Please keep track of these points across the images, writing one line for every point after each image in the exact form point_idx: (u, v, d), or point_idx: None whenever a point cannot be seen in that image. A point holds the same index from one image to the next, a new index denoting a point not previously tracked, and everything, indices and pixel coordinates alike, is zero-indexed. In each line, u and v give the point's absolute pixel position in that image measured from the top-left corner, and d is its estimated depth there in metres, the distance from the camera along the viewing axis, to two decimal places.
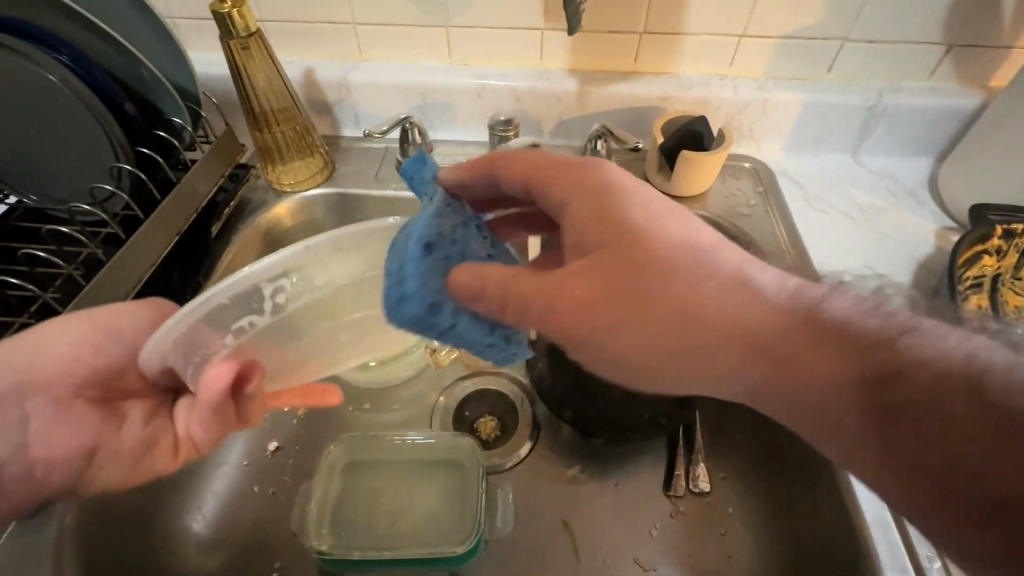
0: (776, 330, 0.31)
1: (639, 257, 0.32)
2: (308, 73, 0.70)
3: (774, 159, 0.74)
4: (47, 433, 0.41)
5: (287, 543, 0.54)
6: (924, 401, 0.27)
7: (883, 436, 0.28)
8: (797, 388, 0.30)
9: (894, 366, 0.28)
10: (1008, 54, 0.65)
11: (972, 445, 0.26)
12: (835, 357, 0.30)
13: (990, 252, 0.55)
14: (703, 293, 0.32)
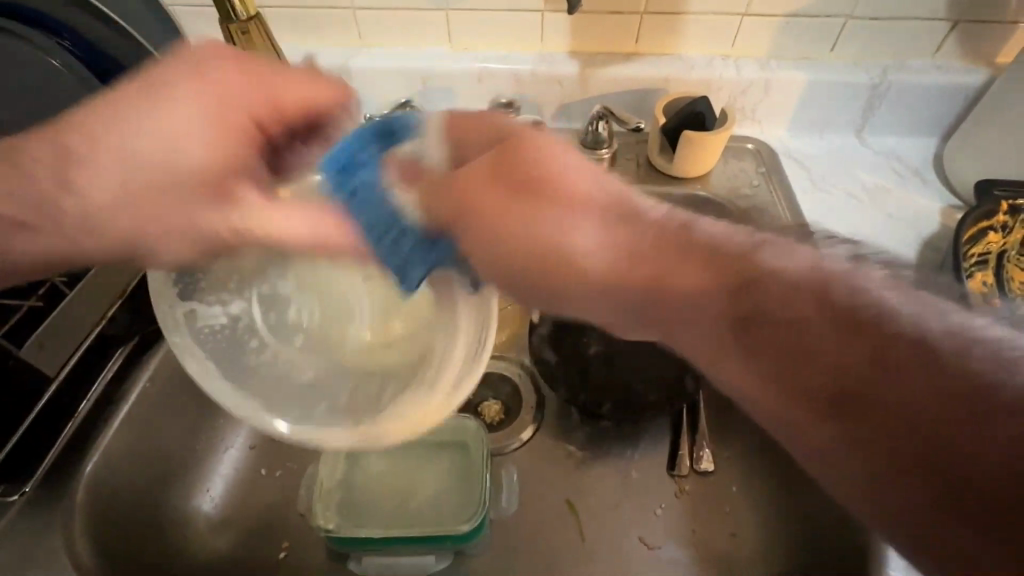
0: (661, 254, 0.29)
1: (556, 195, 0.31)
2: (309, 60, 0.70)
3: (778, 140, 0.73)
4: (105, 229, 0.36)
5: (293, 523, 0.54)
6: (788, 312, 0.26)
7: (818, 397, 0.25)
8: (664, 301, 0.29)
9: (761, 283, 0.27)
10: (1015, 29, 0.65)
11: (835, 354, 0.25)
12: (710, 271, 0.28)
13: (996, 227, 0.55)
14: (569, 220, 0.31)
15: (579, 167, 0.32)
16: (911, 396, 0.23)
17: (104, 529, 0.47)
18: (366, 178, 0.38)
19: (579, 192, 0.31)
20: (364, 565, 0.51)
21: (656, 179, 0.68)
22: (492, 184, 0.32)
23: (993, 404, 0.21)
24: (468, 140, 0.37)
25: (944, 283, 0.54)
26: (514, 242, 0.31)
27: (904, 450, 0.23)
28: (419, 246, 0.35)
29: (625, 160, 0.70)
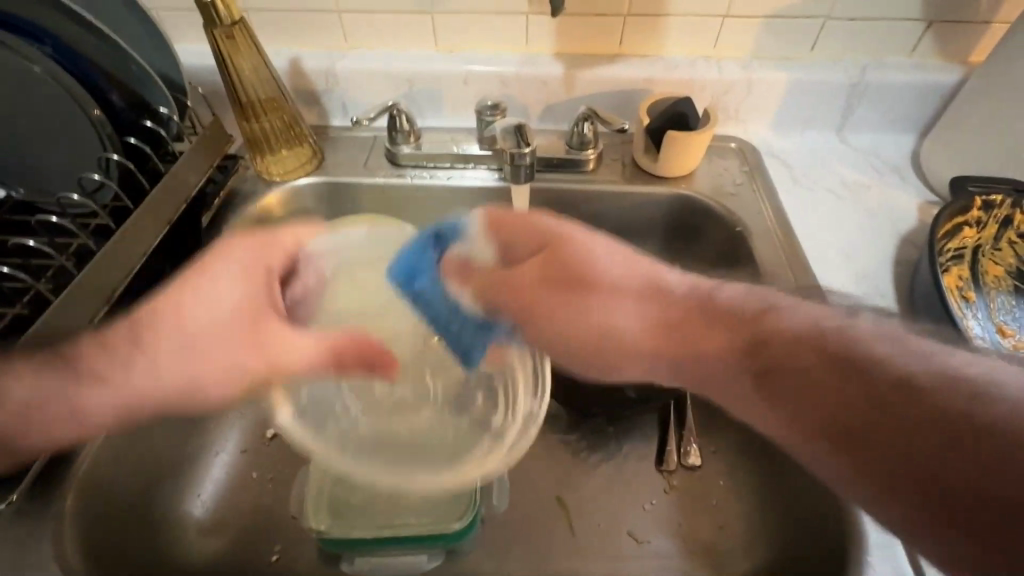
0: (707, 340, 0.42)
1: (581, 277, 0.45)
2: (294, 63, 0.70)
3: (761, 139, 0.74)
4: (150, 375, 0.41)
5: (286, 525, 0.55)
6: (808, 373, 0.36)
7: (858, 457, 0.33)
8: (693, 358, 0.42)
9: (772, 347, 0.39)
10: (988, 29, 0.66)
11: (862, 409, 0.33)
12: (719, 344, 0.41)
13: (970, 223, 0.56)
14: (612, 310, 0.45)
15: (604, 251, 0.46)
16: (872, 420, 0.33)
17: (94, 533, 0.46)
18: (428, 286, 0.48)
19: (585, 269, 0.45)
20: (356, 566, 0.51)
21: (640, 178, 0.69)
22: (536, 284, 0.46)
23: (942, 423, 0.31)
24: (512, 240, 0.48)
25: (921, 276, 0.55)
26: (559, 324, 0.46)
27: (885, 464, 0.32)
28: (475, 332, 0.50)
29: (610, 160, 0.71)
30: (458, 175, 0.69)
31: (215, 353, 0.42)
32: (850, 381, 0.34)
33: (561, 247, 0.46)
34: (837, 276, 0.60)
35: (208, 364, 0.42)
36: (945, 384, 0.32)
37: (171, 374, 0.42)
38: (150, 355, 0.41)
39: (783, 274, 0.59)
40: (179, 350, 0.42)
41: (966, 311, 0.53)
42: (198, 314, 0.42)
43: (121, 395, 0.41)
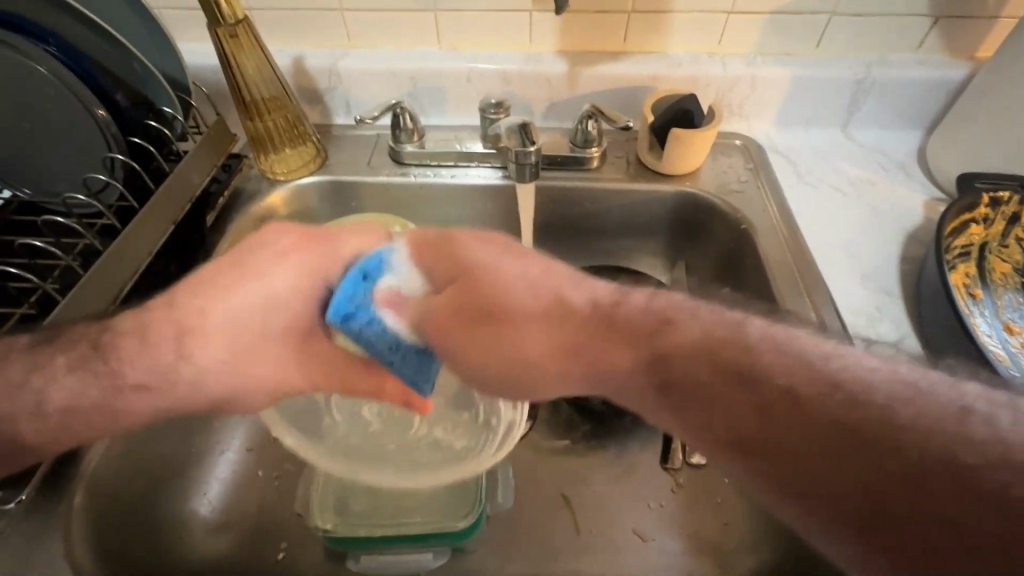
0: (610, 348, 0.38)
1: (495, 304, 0.41)
2: (298, 62, 0.70)
3: (765, 136, 0.74)
4: (217, 365, 0.44)
5: (292, 524, 0.55)
6: (724, 393, 0.33)
7: (780, 482, 0.31)
8: (614, 383, 0.38)
9: (670, 361, 0.35)
10: (995, 24, 0.66)
11: (789, 436, 0.31)
12: (636, 351, 0.37)
13: (977, 220, 0.56)
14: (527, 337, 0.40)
15: (530, 285, 0.41)
16: (800, 451, 0.30)
17: (101, 531, 0.47)
18: (366, 320, 0.45)
19: (505, 290, 0.41)
20: (363, 564, 0.51)
21: (644, 176, 0.69)
22: (453, 290, 0.43)
23: (908, 461, 0.28)
24: (429, 267, 0.45)
25: (927, 273, 0.54)
26: (478, 346, 0.41)
27: (817, 490, 0.29)
28: (416, 363, 0.46)
29: (614, 158, 0.71)
30: (462, 173, 0.69)
31: (270, 360, 0.47)
32: (811, 408, 0.31)
33: (467, 268, 0.43)
34: (843, 274, 0.60)
35: (274, 369, 0.47)
36: (932, 428, 0.29)
37: (240, 366, 0.45)
38: (223, 345, 0.44)
39: (788, 272, 0.59)
40: (245, 346, 0.45)
41: (973, 309, 0.53)
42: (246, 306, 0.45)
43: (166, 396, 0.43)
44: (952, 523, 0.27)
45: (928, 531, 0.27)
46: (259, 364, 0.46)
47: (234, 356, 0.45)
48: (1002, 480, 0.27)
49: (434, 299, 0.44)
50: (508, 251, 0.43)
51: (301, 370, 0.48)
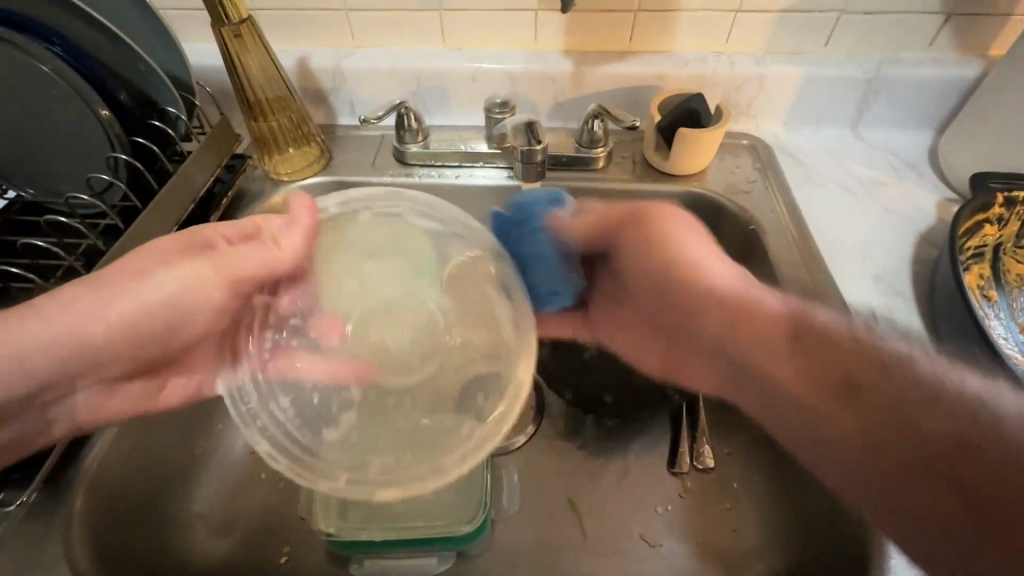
0: (758, 309, 0.42)
1: (652, 270, 0.47)
2: (302, 62, 0.70)
3: (773, 136, 0.73)
4: (91, 305, 0.42)
5: (295, 527, 0.55)
6: (846, 356, 0.38)
7: (891, 459, 0.35)
8: (747, 332, 0.42)
9: (813, 337, 0.40)
10: (1008, 21, 0.65)
11: (924, 420, 0.35)
12: (780, 305, 0.42)
13: (992, 220, 0.54)
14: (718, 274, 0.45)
15: (703, 250, 0.46)
16: (902, 422, 0.36)
17: (104, 532, 0.46)
18: (535, 232, 0.53)
19: (685, 256, 0.46)
20: (367, 568, 0.51)
21: (651, 176, 0.68)
22: (646, 239, 0.47)
23: (955, 434, 0.34)
24: (598, 219, 0.52)
25: (941, 275, 0.53)
26: (633, 260, 0.49)
27: (917, 455, 0.35)
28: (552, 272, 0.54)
29: (620, 158, 0.70)
30: (467, 174, 0.69)
31: (171, 273, 0.45)
32: (907, 385, 0.36)
33: (655, 223, 0.47)
34: (854, 275, 0.59)
35: (174, 283, 0.45)
36: (936, 395, 0.36)
37: (122, 301, 0.43)
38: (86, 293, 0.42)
39: (798, 273, 0.58)
40: (155, 279, 0.44)
41: (987, 310, 0.52)
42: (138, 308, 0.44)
43: (47, 339, 0.41)
44: (985, 491, 0.33)
45: (944, 460, 0.34)
46: (162, 282, 0.44)
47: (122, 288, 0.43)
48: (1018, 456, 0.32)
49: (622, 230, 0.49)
50: (704, 240, 0.47)
51: (190, 279, 0.45)
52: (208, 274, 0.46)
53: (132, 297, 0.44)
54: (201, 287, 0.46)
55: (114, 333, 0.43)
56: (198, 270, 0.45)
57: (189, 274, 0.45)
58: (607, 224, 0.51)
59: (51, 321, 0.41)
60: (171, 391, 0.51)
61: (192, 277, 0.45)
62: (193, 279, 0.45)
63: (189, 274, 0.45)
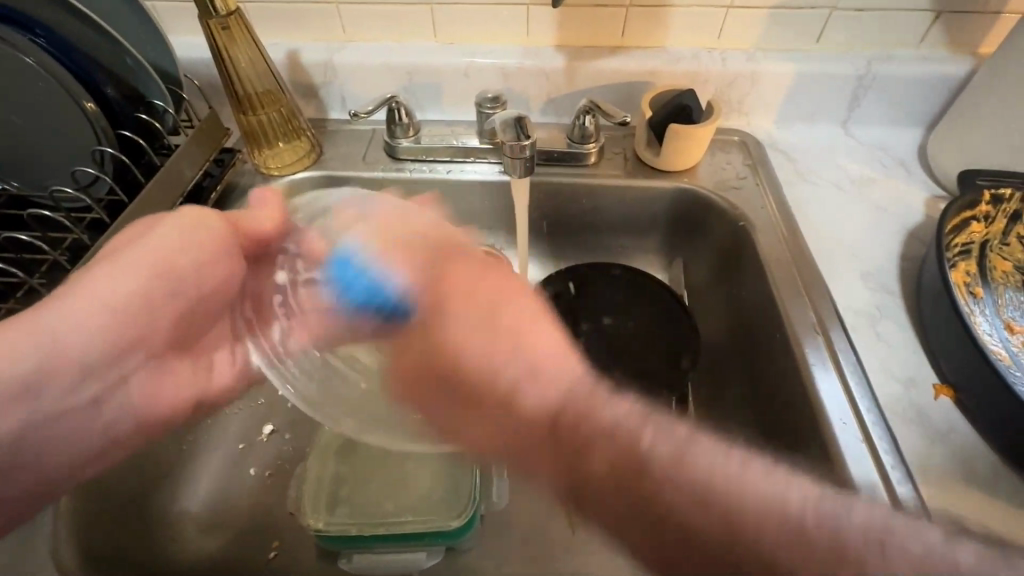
0: (584, 399, 0.42)
1: (470, 337, 0.42)
2: (292, 55, 0.69)
3: (765, 133, 0.73)
4: (119, 286, 0.43)
5: (284, 523, 0.55)
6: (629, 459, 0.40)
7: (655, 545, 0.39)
8: (537, 429, 0.42)
9: (590, 455, 0.40)
10: (997, 20, 0.65)
11: (703, 539, 0.38)
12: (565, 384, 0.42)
13: (978, 218, 0.55)
14: (513, 356, 0.42)
15: (534, 343, 0.42)
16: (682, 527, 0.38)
17: (90, 530, 0.46)
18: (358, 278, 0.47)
19: (524, 328, 0.42)
20: (355, 563, 0.51)
21: (642, 172, 0.68)
22: (465, 292, 0.44)
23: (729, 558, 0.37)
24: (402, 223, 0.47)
25: (928, 272, 0.54)
26: (475, 301, 0.43)
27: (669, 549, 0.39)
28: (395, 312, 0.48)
29: (612, 154, 0.70)
30: (458, 169, 0.69)
31: (183, 243, 0.46)
32: (674, 509, 0.38)
33: (453, 273, 0.44)
34: (842, 271, 0.60)
35: (188, 251, 0.46)
36: (748, 517, 0.37)
37: (145, 279, 0.44)
38: (113, 275, 0.42)
39: (788, 269, 0.58)
40: (172, 254, 0.45)
41: (973, 306, 0.52)
42: (158, 277, 0.45)
43: (87, 328, 0.42)
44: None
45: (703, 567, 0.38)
46: (181, 253, 0.45)
47: (142, 266, 0.44)
48: (841, 551, 0.34)
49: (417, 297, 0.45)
50: (489, 319, 0.42)
51: (205, 248, 0.47)
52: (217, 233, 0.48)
53: (155, 275, 0.44)
54: (213, 255, 0.47)
55: (146, 309, 0.44)
56: (191, 231, 0.46)
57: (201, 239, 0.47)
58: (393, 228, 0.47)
59: (84, 307, 0.41)
60: (217, 370, 0.53)
61: (202, 240, 0.47)
62: (202, 243, 0.47)
63: (201, 242, 0.47)
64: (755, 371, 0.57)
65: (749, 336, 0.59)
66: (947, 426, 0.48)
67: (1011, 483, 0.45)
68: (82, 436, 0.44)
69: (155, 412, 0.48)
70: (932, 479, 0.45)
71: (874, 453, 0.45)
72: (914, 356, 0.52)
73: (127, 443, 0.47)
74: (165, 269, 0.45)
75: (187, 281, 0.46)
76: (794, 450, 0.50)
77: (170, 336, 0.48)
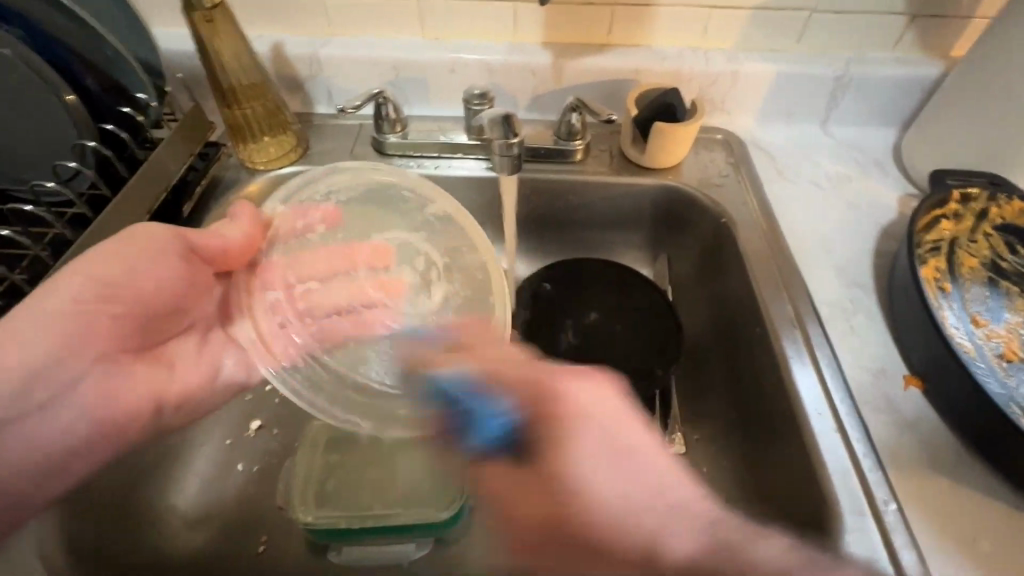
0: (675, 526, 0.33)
1: (552, 472, 0.36)
2: (277, 49, 0.69)
3: (747, 131, 0.75)
4: (70, 306, 0.44)
5: (273, 517, 0.55)
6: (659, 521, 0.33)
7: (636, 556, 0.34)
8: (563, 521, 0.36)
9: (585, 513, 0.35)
10: (968, 24, 0.67)
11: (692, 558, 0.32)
12: (580, 459, 0.36)
13: (948, 216, 0.58)
14: (585, 465, 0.36)
15: (603, 458, 0.36)
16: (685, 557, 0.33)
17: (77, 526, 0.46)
18: (464, 394, 0.40)
19: (579, 490, 0.35)
20: (343, 556, 0.51)
21: (628, 169, 0.69)
22: (557, 443, 0.37)
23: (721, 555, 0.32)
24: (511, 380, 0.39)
25: (900, 268, 0.56)
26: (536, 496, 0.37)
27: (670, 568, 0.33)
28: (488, 421, 0.39)
29: (598, 151, 0.71)
30: (446, 165, 0.69)
31: (133, 254, 0.47)
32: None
33: (565, 439, 0.37)
34: (819, 267, 0.61)
35: (128, 261, 0.47)
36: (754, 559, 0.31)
37: (87, 296, 0.45)
38: (68, 289, 0.44)
39: (767, 264, 0.60)
40: (122, 270, 0.46)
41: (942, 302, 0.54)
42: (95, 289, 0.45)
43: (46, 354, 0.43)
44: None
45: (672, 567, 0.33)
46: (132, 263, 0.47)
47: (82, 278, 0.44)
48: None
49: (530, 423, 0.38)
50: (601, 447, 0.36)
51: (153, 264, 0.48)
52: (169, 235, 0.49)
53: (106, 292, 0.45)
54: (164, 264, 0.48)
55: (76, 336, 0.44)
56: (130, 245, 0.47)
57: (165, 244, 0.48)
58: (514, 360, 0.41)
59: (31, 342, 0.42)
60: (183, 369, 0.51)
61: (137, 235, 0.47)
62: (133, 245, 0.47)
63: (147, 256, 0.48)
64: (737, 364, 0.59)
65: (731, 327, 0.61)
66: (916, 417, 0.50)
67: (975, 470, 0.47)
68: (67, 430, 0.45)
69: (119, 422, 0.47)
70: (901, 467, 0.47)
71: (847, 442, 0.47)
72: (886, 349, 0.54)
73: (98, 452, 0.46)
74: (106, 280, 0.45)
75: (125, 299, 0.47)
76: (772, 439, 0.52)
77: (119, 338, 0.47)
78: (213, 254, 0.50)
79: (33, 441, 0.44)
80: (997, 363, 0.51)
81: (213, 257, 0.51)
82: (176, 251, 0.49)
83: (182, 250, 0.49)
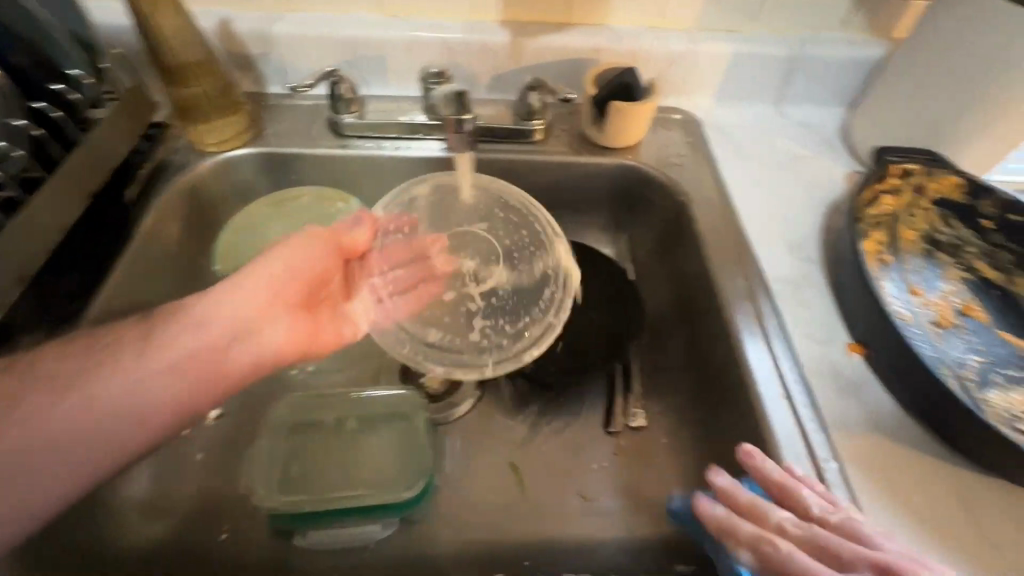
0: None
1: None
2: (224, 24, 0.66)
3: (704, 112, 0.76)
4: (262, 276, 0.52)
5: (233, 505, 0.54)
6: None
7: None
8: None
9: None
10: (910, 5, 0.70)
11: None
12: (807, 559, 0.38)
13: (889, 191, 0.60)
14: None
15: None
16: None
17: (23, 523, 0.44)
18: None
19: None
20: (309, 539, 0.50)
21: (589, 149, 0.69)
22: None
23: None
24: None
25: (844, 241, 0.58)
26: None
27: None
28: None
29: (559, 132, 0.71)
30: (405, 146, 0.68)
31: (310, 248, 0.54)
32: None
33: None
34: (771, 242, 0.64)
35: (308, 251, 0.54)
36: None
37: (272, 272, 0.52)
38: (262, 266, 0.52)
39: (721, 241, 0.61)
40: (302, 255, 0.54)
41: (883, 273, 0.57)
42: (286, 270, 0.53)
43: (225, 313, 0.50)
44: None
45: None
46: (307, 250, 0.54)
47: (274, 260, 0.53)
48: None
49: None
50: None
51: (319, 252, 0.55)
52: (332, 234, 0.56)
53: (282, 271, 0.53)
54: (325, 254, 0.55)
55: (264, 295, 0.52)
56: (310, 242, 0.54)
57: (327, 238, 0.56)
58: None
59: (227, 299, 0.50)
60: (333, 330, 0.56)
61: (321, 233, 0.55)
62: (319, 237, 0.55)
63: (323, 243, 0.55)
64: (695, 336, 0.61)
65: (688, 301, 0.63)
66: (858, 381, 0.52)
67: (912, 430, 0.50)
68: (226, 373, 0.49)
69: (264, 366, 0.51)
70: (844, 430, 0.49)
71: (793, 408, 0.49)
72: (831, 319, 0.57)
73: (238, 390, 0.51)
74: (294, 267, 0.53)
75: (299, 271, 0.54)
76: (726, 408, 0.54)
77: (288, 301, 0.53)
78: (349, 251, 0.57)
79: (212, 375, 0.49)
80: (931, 329, 0.54)
81: (353, 247, 0.57)
82: (337, 247, 0.56)
83: (340, 247, 0.56)
